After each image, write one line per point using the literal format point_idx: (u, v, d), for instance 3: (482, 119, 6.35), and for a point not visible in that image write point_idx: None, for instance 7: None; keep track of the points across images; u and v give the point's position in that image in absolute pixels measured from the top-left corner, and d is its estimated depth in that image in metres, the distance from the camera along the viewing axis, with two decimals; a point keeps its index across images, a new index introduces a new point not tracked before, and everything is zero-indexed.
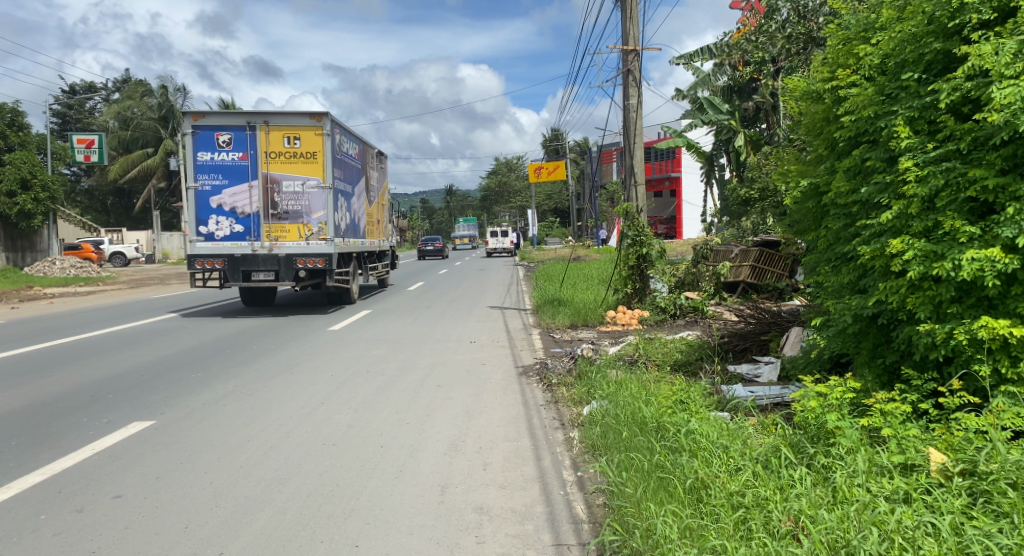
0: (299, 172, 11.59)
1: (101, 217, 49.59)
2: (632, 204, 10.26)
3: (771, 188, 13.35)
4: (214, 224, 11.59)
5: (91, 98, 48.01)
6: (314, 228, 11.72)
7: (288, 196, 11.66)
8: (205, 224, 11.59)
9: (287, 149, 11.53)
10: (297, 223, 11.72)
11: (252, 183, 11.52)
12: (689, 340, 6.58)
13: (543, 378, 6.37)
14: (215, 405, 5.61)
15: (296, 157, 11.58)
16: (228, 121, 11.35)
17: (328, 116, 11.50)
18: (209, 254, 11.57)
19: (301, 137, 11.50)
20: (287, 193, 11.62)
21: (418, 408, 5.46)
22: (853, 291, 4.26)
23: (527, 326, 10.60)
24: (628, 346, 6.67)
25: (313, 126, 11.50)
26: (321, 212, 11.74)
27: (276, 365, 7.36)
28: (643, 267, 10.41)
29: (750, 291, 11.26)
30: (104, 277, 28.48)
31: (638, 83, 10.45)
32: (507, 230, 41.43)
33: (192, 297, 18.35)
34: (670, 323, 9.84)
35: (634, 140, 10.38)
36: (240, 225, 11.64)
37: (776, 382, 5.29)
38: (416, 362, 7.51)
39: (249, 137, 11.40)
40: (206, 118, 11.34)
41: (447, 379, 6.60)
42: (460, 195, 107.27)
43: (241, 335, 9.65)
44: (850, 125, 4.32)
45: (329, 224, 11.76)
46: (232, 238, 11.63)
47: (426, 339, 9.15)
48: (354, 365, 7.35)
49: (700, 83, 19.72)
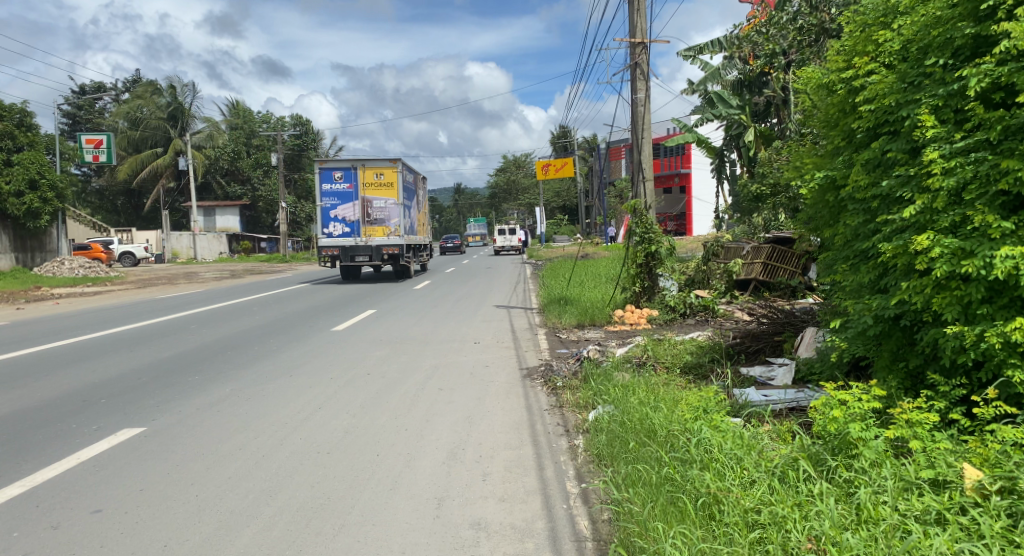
0: (383, 195, 17.35)
1: (112, 218, 49.84)
2: (641, 201, 10.04)
3: (784, 183, 13.09)
4: (332, 227, 17.28)
5: (101, 99, 48.22)
6: (393, 229, 17.54)
7: (377, 210, 17.47)
8: (326, 228, 17.32)
9: (375, 180, 17.29)
10: (383, 228, 17.56)
11: (354, 202, 17.20)
12: (701, 340, 6.36)
13: (548, 380, 6.16)
14: (209, 410, 5.45)
15: (382, 185, 17.34)
16: (339, 164, 17.13)
17: (400, 159, 17.24)
18: (330, 246, 17.41)
19: (384, 173, 17.24)
20: (376, 207, 17.37)
21: (418, 413, 5.27)
22: (873, 290, 4.03)
23: (534, 325, 10.39)
24: (636, 347, 6.45)
25: (391, 166, 17.29)
26: (398, 220, 17.60)
27: (274, 367, 7.20)
28: (651, 265, 10.19)
29: (762, 289, 11.01)
30: (113, 276, 28.54)
31: (646, 76, 10.21)
32: (516, 228, 41.22)
33: (198, 297, 18.27)
34: (679, 323, 9.60)
35: (642, 135, 10.17)
36: (348, 228, 17.38)
37: (791, 386, 5.06)
38: (418, 364, 7.33)
39: (353, 173, 17.16)
40: (328, 162, 17.22)
41: (449, 382, 6.41)
42: (469, 193, 107.12)
43: (243, 336, 9.52)
44: (869, 115, 4.09)
45: (402, 227, 17.62)
46: (342, 236, 17.37)
47: (430, 339, 8.98)
48: (354, 367, 7.19)
49: (709, 78, 19.46)
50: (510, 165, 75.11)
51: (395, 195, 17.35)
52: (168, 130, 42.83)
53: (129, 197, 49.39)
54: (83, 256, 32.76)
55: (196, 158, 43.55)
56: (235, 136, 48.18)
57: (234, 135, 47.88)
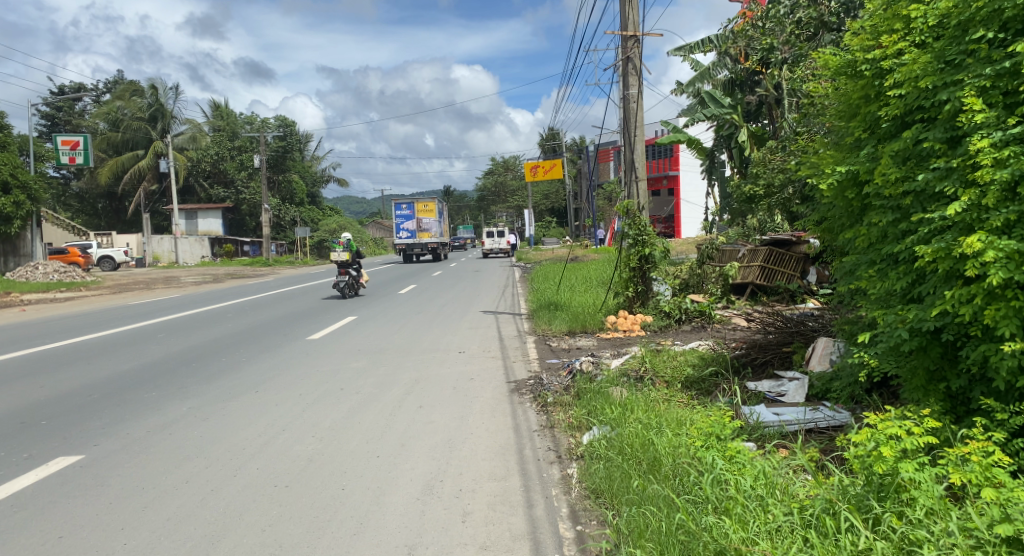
0: (428, 216, 34.76)
1: (92, 221, 48.83)
2: (634, 202, 9.59)
3: (779, 183, 12.69)
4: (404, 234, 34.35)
5: (80, 99, 47.28)
6: (433, 233, 34.43)
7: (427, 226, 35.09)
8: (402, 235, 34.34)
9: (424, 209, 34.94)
10: (428, 234, 34.35)
11: (415, 221, 34.53)
12: (702, 351, 5.85)
13: (538, 396, 5.65)
14: (160, 433, 4.90)
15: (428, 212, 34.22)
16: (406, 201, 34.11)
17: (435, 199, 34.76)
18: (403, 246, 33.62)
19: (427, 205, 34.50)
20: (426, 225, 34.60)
21: (394, 436, 4.75)
22: (904, 299, 3.57)
23: (522, 332, 9.89)
24: (633, 358, 5.94)
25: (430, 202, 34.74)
26: (436, 230, 34.74)
27: (242, 381, 6.67)
28: (645, 269, 9.72)
29: (758, 293, 10.53)
30: (89, 282, 27.71)
31: (638, 72, 9.74)
32: (504, 231, 40.74)
33: (172, 303, 17.59)
34: (674, 329, 9.11)
35: (634, 132, 9.70)
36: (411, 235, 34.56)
37: (806, 403, 4.59)
38: (397, 377, 6.80)
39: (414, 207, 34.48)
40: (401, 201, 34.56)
41: (430, 398, 5.88)
42: (457, 196, 106.41)
43: (212, 345, 8.94)
44: (898, 102, 3.63)
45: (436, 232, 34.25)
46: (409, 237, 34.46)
47: (411, 349, 8.44)
48: (329, 381, 6.65)
49: (699, 78, 19.14)
50: (498, 168, 74.61)
51: (433, 216, 34.96)
52: (148, 131, 41.98)
53: (108, 200, 48.42)
54: (58, 260, 31.91)
55: (177, 161, 42.71)
56: (217, 138, 47.34)
57: (216, 138, 47.04)
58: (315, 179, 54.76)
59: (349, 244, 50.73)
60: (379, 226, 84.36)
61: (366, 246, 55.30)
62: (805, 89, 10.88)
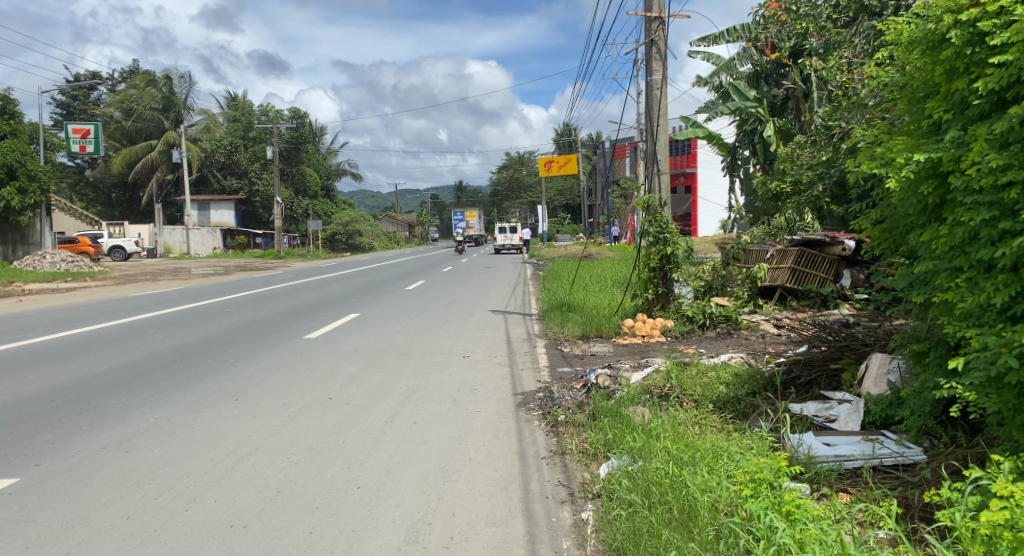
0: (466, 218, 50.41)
1: (106, 211, 48.70)
2: (656, 197, 8.89)
3: (808, 179, 11.92)
4: None
5: (95, 88, 47.12)
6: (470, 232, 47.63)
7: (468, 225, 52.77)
8: None
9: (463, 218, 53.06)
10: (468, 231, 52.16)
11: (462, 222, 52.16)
12: (737, 367, 5.12)
13: (548, 414, 5.01)
14: (116, 450, 4.33)
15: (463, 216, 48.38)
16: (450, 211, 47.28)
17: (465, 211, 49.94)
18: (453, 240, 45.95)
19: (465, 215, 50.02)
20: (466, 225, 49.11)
21: (380, 462, 4.13)
22: (1005, 317, 2.90)
23: (532, 335, 9.23)
24: (657, 372, 5.24)
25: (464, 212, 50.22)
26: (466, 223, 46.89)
27: (225, 387, 6.10)
28: (666, 269, 9.00)
29: (787, 297, 9.89)
30: (96, 271, 27.37)
31: (662, 56, 9.04)
32: (517, 226, 39.98)
33: (175, 295, 17.08)
34: (698, 336, 8.46)
35: (657, 122, 9.00)
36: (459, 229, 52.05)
37: (861, 433, 3.93)
38: (393, 385, 6.17)
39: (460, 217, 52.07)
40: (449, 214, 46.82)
41: (426, 412, 5.26)
42: (471, 191, 105.65)
43: (201, 344, 8.37)
44: (1001, 71, 2.96)
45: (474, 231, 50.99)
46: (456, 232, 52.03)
47: (412, 352, 7.81)
48: (318, 388, 6.06)
49: (722, 70, 18.43)
50: (513, 163, 73.72)
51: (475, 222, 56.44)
52: (161, 121, 41.67)
53: (122, 190, 48.23)
54: (68, 249, 31.66)
55: (190, 151, 42.37)
56: (231, 129, 46.99)
57: (230, 129, 46.68)
58: (329, 172, 54.23)
59: (362, 237, 50.19)
60: (393, 219, 83.81)
61: (378, 239, 54.76)
62: (843, 78, 10.12)
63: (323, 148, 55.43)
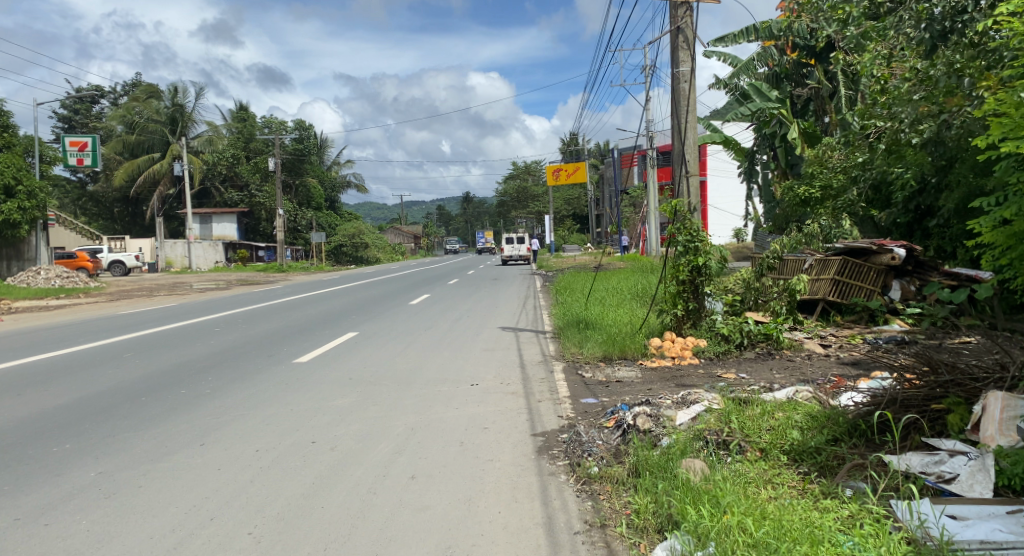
0: None
1: (109, 225, 48.06)
2: (684, 201, 8.02)
3: (856, 180, 11.35)
4: None
5: (98, 102, 46.68)
6: None
7: None
8: None
9: None
10: None
11: None
12: (810, 406, 4.16)
13: (578, 467, 4.06)
14: (35, 525, 3.47)
15: None
16: None
17: None
18: None
19: None
20: None
21: (365, 540, 3.24)
22: None
23: (547, 358, 8.28)
24: (711, 413, 4.27)
25: None
26: None
27: (192, 426, 5.22)
28: (697, 282, 8.08)
29: (830, 311, 8.97)
30: (93, 287, 26.61)
31: (690, 46, 8.19)
32: (524, 236, 39.05)
33: (167, 313, 16.14)
34: (735, 357, 7.53)
35: (686, 118, 8.23)
36: None
37: (997, 501, 2.97)
38: (388, 423, 5.26)
39: None
40: None
41: (427, 463, 4.34)
42: (477, 202, 104.83)
43: (179, 371, 7.48)
44: None
45: None
46: None
47: (413, 380, 6.87)
48: (301, 427, 5.18)
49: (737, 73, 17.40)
50: (520, 173, 72.82)
51: None
52: (165, 134, 41.11)
53: (124, 204, 47.46)
54: (65, 265, 30.90)
55: (192, 164, 41.65)
56: (234, 141, 46.35)
57: (233, 141, 46.04)
58: (332, 184, 53.57)
59: (367, 249, 49.35)
60: (398, 230, 82.99)
61: (384, 251, 53.88)
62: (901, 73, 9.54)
63: (328, 160, 54.72)
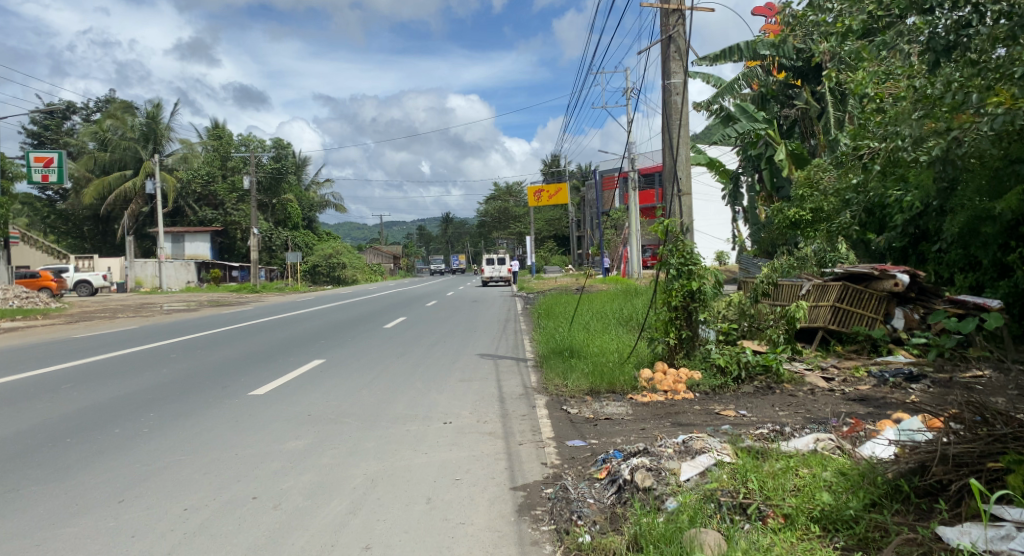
0: None
1: (78, 244, 46.71)
2: (678, 221, 7.49)
3: (849, 202, 10.98)
4: None
5: (70, 119, 45.60)
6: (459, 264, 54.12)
7: None
8: None
9: None
10: None
11: None
12: (839, 460, 3.52)
13: (567, 535, 3.39)
14: None
15: None
16: None
17: None
18: None
19: None
20: None
21: None
22: None
23: (528, 390, 7.62)
24: (722, 469, 3.61)
25: None
26: None
27: (115, 477, 4.46)
28: (691, 309, 7.50)
29: (830, 340, 8.44)
30: (54, 308, 25.51)
31: (683, 57, 7.71)
32: (504, 257, 38.42)
33: (126, 336, 15.17)
34: (732, 392, 6.92)
35: (677, 134, 7.62)
36: None
37: None
38: (345, 472, 4.56)
39: None
40: None
41: (384, 529, 3.64)
42: (458, 223, 104.18)
43: (118, 406, 6.67)
44: None
45: None
46: None
47: (379, 417, 6.17)
48: (243, 478, 4.43)
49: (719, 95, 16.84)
50: (501, 195, 72.35)
51: None
52: (138, 151, 40.13)
53: (95, 222, 46.05)
54: (26, 284, 29.72)
55: (165, 182, 40.65)
56: (210, 159, 45.43)
57: (209, 159, 45.13)
58: (311, 204, 52.73)
59: (344, 269, 48.45)
60: (378, 251, 81.98)
61: (363, 271, 52.90)
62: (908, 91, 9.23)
63: (306, 180, 53.85)
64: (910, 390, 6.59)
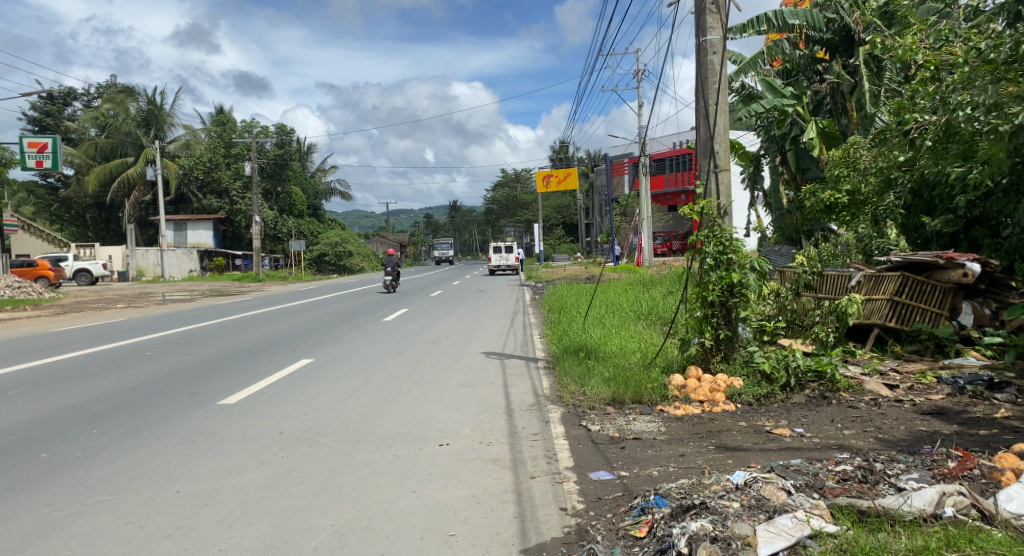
0: None
1: (80, 232, 45.82)
2: (715, 202, 6.43)
3: (897, 183, 9.89)
4: None
5: (71, 105, 44.66)
6: None
7: None
8: None
9: None
10: None
11: None
12: (998, 538, 2.46)
13: None
14: None
15: None
16: None
17: None
18: None
19: None
20: None
21: None
22: None
23: (540, 399, 6.59)
24: (821, 546, 2.60)
25: None
26: None
27: (11, 532, 3.46)
28: (730, 304, 6.41)
29: (886, 339, 7.41)
30: (48, 299, 24.59)
31: (721, 11, 6.64)
32: (513, 245, 37.27)
33: (112, 329, 14.21)
34: (781, 403, 5.87)
35: (714, 100, 6.60)
36: None
37: None
38: (308, 523, 3.53)
39: None
40: None
41: None
42: (464, 210, 103.07)
43: (60, 419, 5.69)
44: None
45: None
46: None
47: (362, 437, 5.14)
48: (174, 533, 3.44)
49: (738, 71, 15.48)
50: (508, 182, 71.17)
51: None
52: (138, 136, 39.13)
53: (97, 210, 44.66)
54: (23, 273, 28.81)
55: (168, 169, 39.69)
56: (212, 146, 44.49)
57: (211, 146, 44.21)
58: (316, 192, 51.79)
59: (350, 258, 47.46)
60: (386, 241, 81.04)
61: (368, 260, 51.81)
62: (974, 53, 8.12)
63: (311, 167, 52.99)
64: (999, 401, 5.50)
